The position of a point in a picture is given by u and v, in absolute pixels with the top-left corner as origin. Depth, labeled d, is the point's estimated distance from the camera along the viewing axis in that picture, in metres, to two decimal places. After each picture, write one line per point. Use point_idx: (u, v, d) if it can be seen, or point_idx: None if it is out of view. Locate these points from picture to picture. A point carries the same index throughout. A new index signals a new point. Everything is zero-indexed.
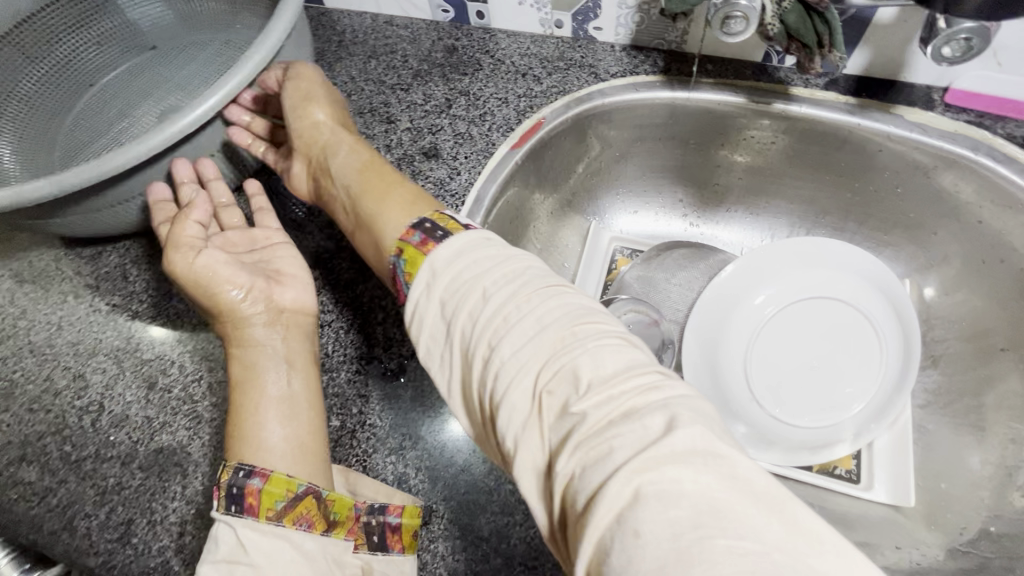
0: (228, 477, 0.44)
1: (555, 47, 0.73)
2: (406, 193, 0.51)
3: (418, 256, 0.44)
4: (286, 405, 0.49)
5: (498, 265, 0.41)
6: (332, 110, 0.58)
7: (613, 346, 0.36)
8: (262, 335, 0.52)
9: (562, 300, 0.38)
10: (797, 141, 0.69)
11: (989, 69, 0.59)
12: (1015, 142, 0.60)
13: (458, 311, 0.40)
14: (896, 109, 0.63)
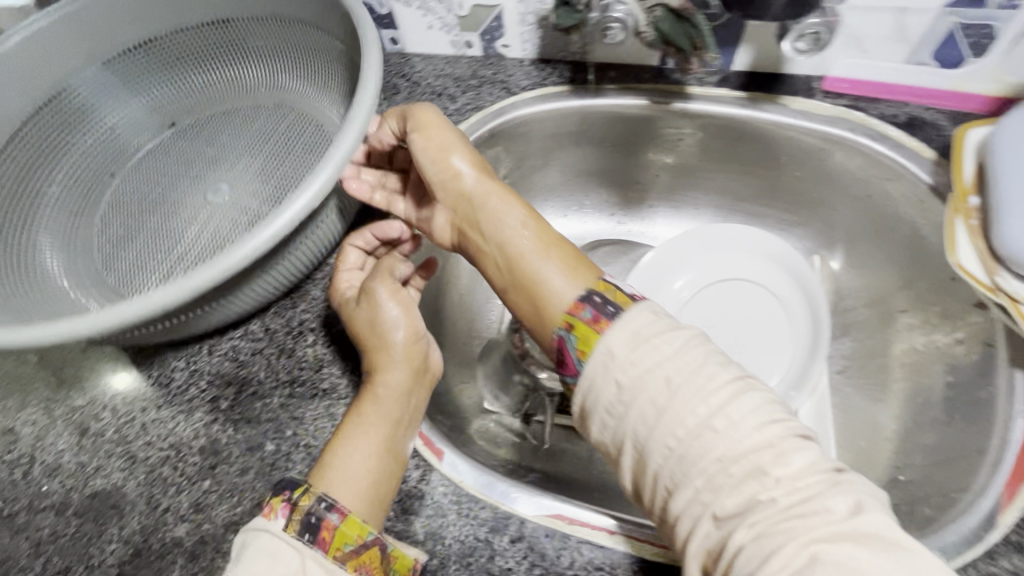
0: (309, 503, 0.43)
1: (467, 67, 0.77)
2: (569, 256, 0.48)
3: (592, 334, 0.42)
4: (376, 449, 0.48)
5: (679, 344, 0.40)
6: (470, 156, 0.54)
7: (801, 441, 0.36)
8: (399, 386, 0.51)
9: (750, 392, 0.38)
10: (704, 136, 0.74)
11: (859, 57, 0.64)
12: (887, 120, 0.65)
13: (634, 393, 0.39)
14: (780, 99, 0.68)
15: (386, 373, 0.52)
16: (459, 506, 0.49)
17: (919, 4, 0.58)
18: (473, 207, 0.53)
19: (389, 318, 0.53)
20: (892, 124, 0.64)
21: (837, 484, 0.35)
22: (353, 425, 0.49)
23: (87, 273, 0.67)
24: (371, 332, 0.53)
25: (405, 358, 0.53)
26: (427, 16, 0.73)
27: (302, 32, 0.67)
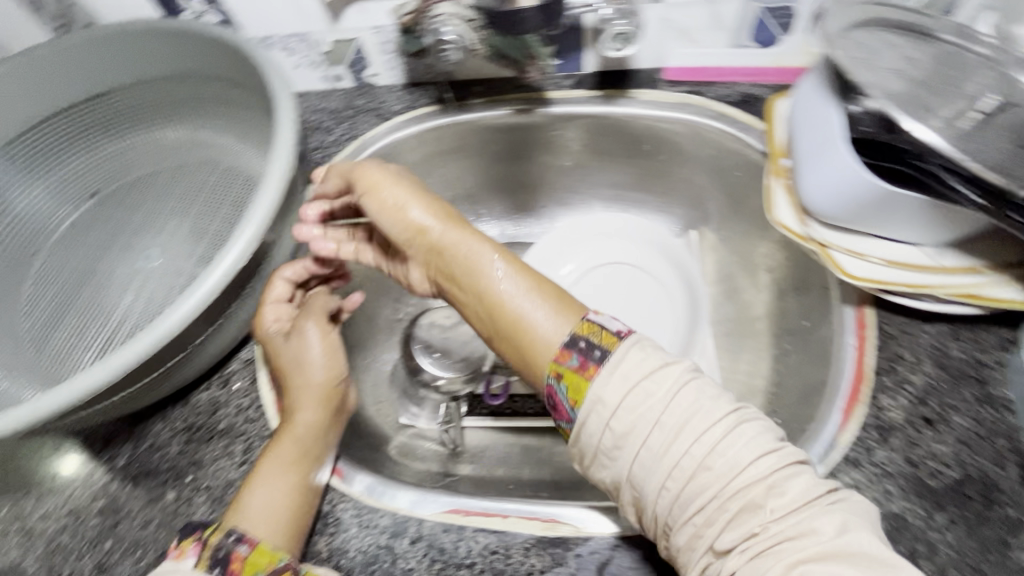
0: (218, 539, 0.44)
1: (341, 99, 0.80)
2: (551, 297, 0.47)
3: (581, 381, 0.42)
4: (287, 483, 0.49)
5: (675, 382, 0.40)
6: (431, 206, 0.53)
7: (797, 470, 0.38)
8: (315, 424, 0.53)
9: (744, 426, 0.39)
10: (572, 136, 0.79)
11: (689, 46, 0.71)
12: (723, 100, 0.71)
13: (629, 437, 0.40)
14: (629, 93, 0.74)
15: (302, 410, 0.53)
16: (359, 517, 0.51)
17: None
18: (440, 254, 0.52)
19: (311, 361, 0.55)
20: (726, 102, 0.71)
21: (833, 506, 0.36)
22: (268, 463, 0.50)
23: (21, 359, 0.63)
24: (291, 372, 0.55)
25: (322, 395, 0.54)
26: (292, 56, 0.76)
27: (218, 87, 0.70)
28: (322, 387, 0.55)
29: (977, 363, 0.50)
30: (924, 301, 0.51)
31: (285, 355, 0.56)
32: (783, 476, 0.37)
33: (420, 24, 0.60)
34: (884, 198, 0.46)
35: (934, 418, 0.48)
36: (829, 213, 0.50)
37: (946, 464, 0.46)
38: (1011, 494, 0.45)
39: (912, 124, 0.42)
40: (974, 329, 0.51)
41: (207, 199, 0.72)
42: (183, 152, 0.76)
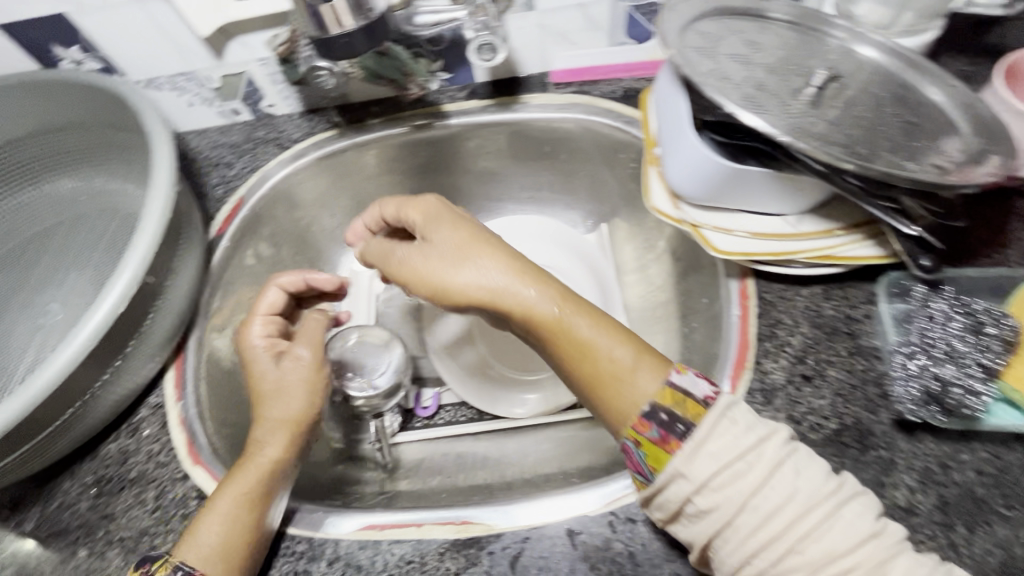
0: (165, 575, 0.45)
1: (241, 133, 0.79)
2: (629, 355, 0.44)
3: (664, 454, 0.40)
4: (238, 516, 0.48)
5: (773, 463, 0.38)
6: (505, 259, 0.47)
7: (895, 548, 0.36)
8: (277, 459, 0.52)
9: (843, 509, 0.37)
10: (473, 146, 0.81)
11: (570, 49, 0.74)
12: (609, 97, 0.75)
13: (715, 516, 0.38)
14: (522, 99, 0.76)
15: (266, 439, 0.53)
16: (277, 546, 0.50)
17: None
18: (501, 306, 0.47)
19: (286, 391, 0.56)
20: (611, 99, 0.74)
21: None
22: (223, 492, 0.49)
23: None
24: (267, 396, 0.56)
25: (292, 425, 0.55)
26: (183, 95, 0.75)
27: (103, 133, 0.69)
28: (287, 420, 0.54)
29: (847, 318, 0.53)
30: (795, 267, 0.54)
31: (262, 379, 0.57)
32: (878, 564, 0.36)
33: (297, 53, 0.61)
34: (733, 176, 0.49)
35: (812, 374, 0.51)
36: (691, 193, 0.53)
37: (825, 416, 0.49)
38: (883, 437, 0.48)
39: (734, 111, 0.43)
40: (842, 287, 0.55)
41: (105, 247, 0.71)
42: (78, 202, 0.75)
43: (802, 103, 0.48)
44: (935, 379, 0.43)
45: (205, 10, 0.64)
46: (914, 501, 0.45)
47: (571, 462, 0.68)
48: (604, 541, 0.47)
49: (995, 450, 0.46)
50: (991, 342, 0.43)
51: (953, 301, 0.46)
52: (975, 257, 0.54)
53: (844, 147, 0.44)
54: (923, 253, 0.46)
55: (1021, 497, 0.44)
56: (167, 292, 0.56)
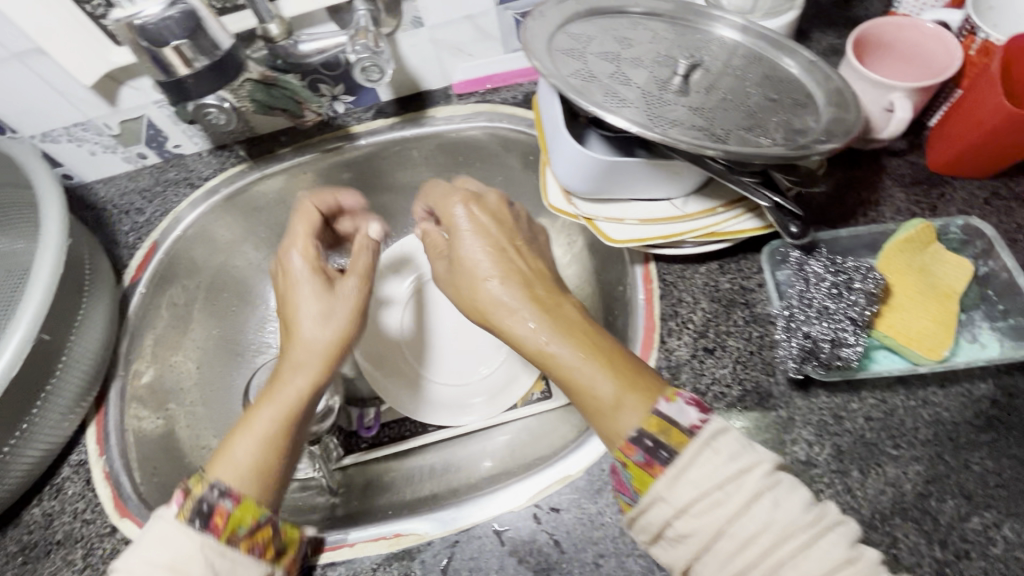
0: (201, 491, 0.44)
1: (151, 176, 0.78)
2: (613, 388, 0.43)
3: (648, 479, 0.40)
4: (272, 438, 0.48)
5: (753, 493, 0.37)
6: (508, 283, 0.51)
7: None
8: (307, 381, 0.50)
9: (819, 541, 0.36)
10: (388, 162, 0.81)
11: (467, 60, 0.75)
12: (510, 103, 0.77)
13: (692, 540, 0.37)
14: (428, 112, 0.78)
15: (305, 365, 0.51)
16: None
17: (478, 10, 0.69)
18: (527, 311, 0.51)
19: (324, 322, 0.52)
20: (512, 104, 0.76)
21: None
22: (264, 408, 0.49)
23: None
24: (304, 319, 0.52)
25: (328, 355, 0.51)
26: (83, 145, 0.73)
27: None
28: (321, 348, 0.51)
29: (742, 289, 0.56)
30: (687, 246, 0.56)
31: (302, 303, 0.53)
32: None
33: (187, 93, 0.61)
34: (608, 167, 0.52)
35: (714, 346, 0.54)
36: (577, 187, 0.55)
37: (727, 384, 0.51)
38: (781, 397, 0.50)
39: (590, 109, 0.46)
40: (735, 260, 0.57)
41: None
42: None
43: (669, 92, 0.51)
44: (808, 337, 0.47)
45: (89, 60, 0.62)
46: (812, 453, 0.48)
47: (516, 463, 0.69)
48: (530, 534, 0.48)
49: (882, 395, 0.49)
50: (857, 296, 0.47)
51: (828, 262, 0.49)
52: (852, 217, 0.58)
53: (702, 130, 0.47)
54: (792, 221, 0.49)
55: (907, 436, 0.47)
56: (73, 343, 0.58)
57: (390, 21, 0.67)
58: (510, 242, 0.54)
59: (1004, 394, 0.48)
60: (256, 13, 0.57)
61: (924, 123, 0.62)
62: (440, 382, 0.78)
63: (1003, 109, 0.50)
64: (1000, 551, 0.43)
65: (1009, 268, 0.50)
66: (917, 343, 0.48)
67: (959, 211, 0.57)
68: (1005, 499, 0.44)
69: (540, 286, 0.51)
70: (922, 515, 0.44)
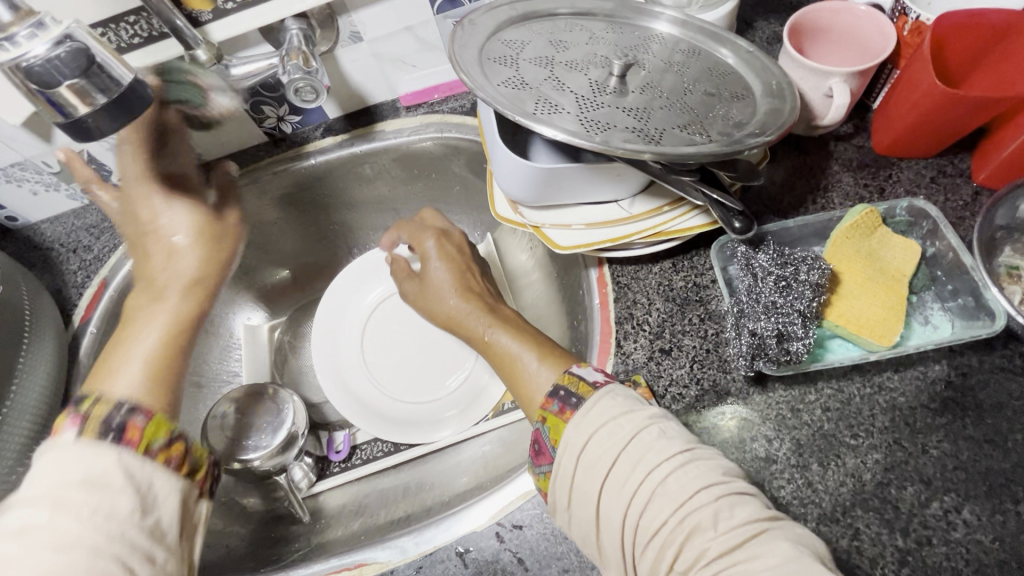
0: (104, 410, 0.39)
1: (98, 212, 0.74)
2: (534, 358, 0.51)
3: (561, 425, 0.44)
4: (152, 354, 0.47)
5: (637, 425, 0.41)
6: (459, 290, 0.61)
7: (737, 496, 0.37)
8: (160, 305, 0.51)
9: (693, 462, 0.39)
10: (341, 180, 0.80)
11: (412, 71, 0.74)
12: (460, 111, 0.75)
13: (588, 473, 0.40)
14: (378, 126, 0.76)
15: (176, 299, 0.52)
16: None
17: (417, 20, 0.66)
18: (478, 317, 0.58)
19: (174, 268, 0.55)
20: (462, 113, 0.75)
21: (767, 533, 0.36)
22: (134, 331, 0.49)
23: None
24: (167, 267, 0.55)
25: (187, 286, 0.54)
26: (24, 185, 0.69)
27: None
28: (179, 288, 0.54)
29: (696, 286, 0.55)
30: (636, 248, 0.56)
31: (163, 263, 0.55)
32: (724, 504, 0.37)
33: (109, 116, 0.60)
34: (549, 174, 0.51)
35: (670, 347, 0.53)
36: (521, 197, 0.55)
37: (684, 385, 0.51)
38: (739, 394, 0.49)
39: (521, 121, 0.44)
40: (687, 257, 0.57)
41: None
42: None
43: (605, 95, 0.50)
44: (754, 334, 0.47)
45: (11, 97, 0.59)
46: (772, 450, 0.47)
47: (489, 476, 0.67)
48: (493, 553, 0.48)
49: (838, 384, 0.49)
50: (803, 288, 0.47)
51: (774, 254, 0.49)
52: (801, 206, 0.58)
53: (637, 131, 0.47)
54: (735, 217, 0.49)
55: (865, 425, 0.47)
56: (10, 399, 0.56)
57: (326, 38, 0.65)
58: (467, 265, 0.65)
59: (958, 374, 0.48)
60: (180, 38, 0.54)
61: (869, 105, 0.62)
62: (406, 401, 0.77)
63: (936, 90, 0.50)
64: (960, 535, 0.43)
65: (954, 248, 0.50)
66: (868, 330, 0.47)
67: (906, 192, 0.57)
68: (963, 481, 0.44)
69: (482, 292, 0.62)
70: (882, 505, 0.44)
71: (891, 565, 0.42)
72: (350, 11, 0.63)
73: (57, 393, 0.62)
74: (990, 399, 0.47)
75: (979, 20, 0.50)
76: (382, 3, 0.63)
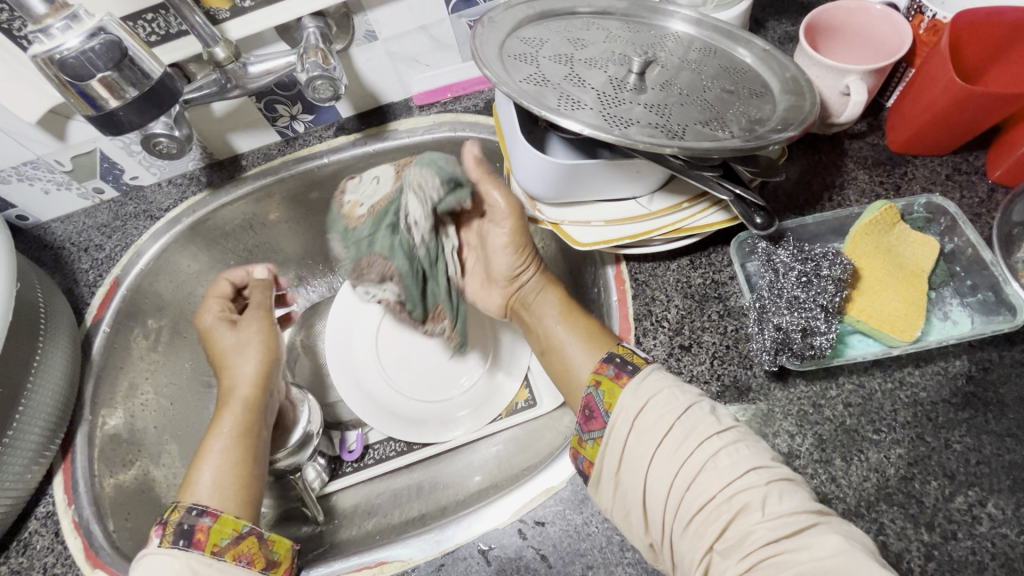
0: (179, 516, 0.46)
1: (109, 212, 0.74)
2: (586, 332, 0.52)
3: (616, 389, 0.44)
4: (229, 460, 0.53)
5: (691, 398, 0.42)
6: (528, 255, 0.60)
7: (786, 482, 0.38)
8: (235, 412, 0.58)
9: (743, 443, 0.39)
10: (354, 179, 0.79)
11: (425, 71, 0.73)
12: (473, 110, 0.75)
13: (648, 435, 0.41)
14: (391, 125, 0.76)
15: (238, 407, 0.58)
16: None
17: (432, 19, 0.67)
18: (523, 292, 0.61)
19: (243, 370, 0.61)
20: (474, 113, 0.75)
21: (818, 524, 0.35)
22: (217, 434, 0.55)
23: None
24: (231, 357, 0.63)
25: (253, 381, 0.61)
26: (35, 183, 0.68)
27: None
28: (252, 384, 0.60)
29: (715, 283, 0.55)
30: (655, 244, 0.56)
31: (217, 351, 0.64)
32: (776, 486, 0.37)
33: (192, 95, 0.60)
34: (570, 169, 0.51)
35: (690, 343, 0.53)
36: (541, 193, 0.55)
37: (705, 381, 0.51)
38: (760, 390, 0.50)
39: (543, 113, 0.45)
40: (706, 254, 0.57)
41: None
42: None
43: (625, 91, 0.50)
44: (779, 328, 0.47)
45: (27, 96, 0.57)
46: (794, 445, 0.47)
47: (504, 476, 0.66)
48: (516, 551, 0.48)
49: (859, 379, 0.49)
50: (826, 283, 0.47)
51: (795, 250, 0.50)
52: (817, 203, 0.58)
53: (659, 126, 0.47)
54: (756, 213, 0.49)
55: (887, 420, 0.47)
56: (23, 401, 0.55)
57: (341, 37, 0.65)
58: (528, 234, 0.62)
59: (979, 369, 0.48)
60: (199, 37, 0.54)
61: (882, 104, 0.62)
62: (418, 400, 0.76)
63: (952, 87, 0.50)
64: (985, 530, 0.43)
65: (973, 244, 0.50)
66: (890, 326, 0.47)
67: (922, 189, 0.57)
68: (987, 475, 0.44)
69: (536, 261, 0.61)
70: (907, 499, 0.44)
71: (917, 560, 0.42)
72: (367, 10, 0.63)
73: (71, 392, 0.62)
74: (1011, 393, 0.47)
75: (994, 20, 0.51)
76: (397, 3, 0.63)
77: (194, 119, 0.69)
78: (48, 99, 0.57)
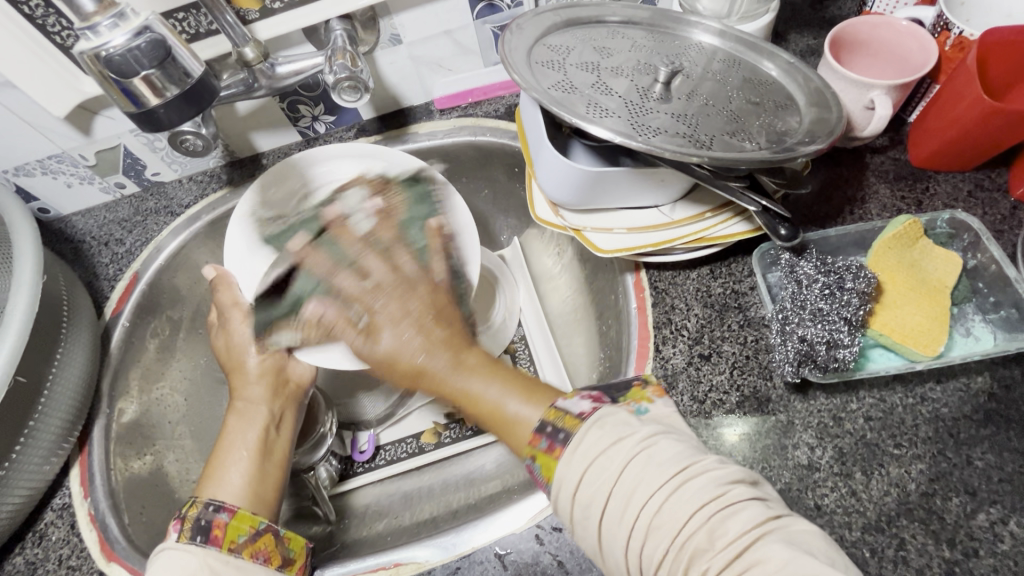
0: (197, 512, 0.47)
1: (130, 207, 0.74)
2: (523, 403, 0.44)
3: (551, 462, 0.39)
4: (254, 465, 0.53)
5: (625, 454, 0.37)
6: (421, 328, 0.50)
7: (737, 508, 0.34)
8: (241, 413, 0.56)
9: (685, 485, 0.35)
10: None
11: (447, 75, 0.74)
12: (493, 115, 0.75)
13: (593, 504, 0.37)
14: (413, 128, 0.76)
15: (250, 401, 0.57)
16: None
17: (457, 25, 0.67)
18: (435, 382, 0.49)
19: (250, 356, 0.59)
20: (495, 118, 0.75)
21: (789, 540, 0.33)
22: (232, 430, 0.55)
23: None
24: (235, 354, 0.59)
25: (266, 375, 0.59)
26: (59, 177, 0.69)
27: None
28: (259, 378, 0.58)
29: (735, 293, 0.55)
30: (677, 253, 0.56)
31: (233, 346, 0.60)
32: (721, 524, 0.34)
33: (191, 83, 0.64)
34: (596, 176, 0.51)
35: (709, 352, 0.53)
36: (564, 200, 0.56)
37: (725, 391, 0.51)
38: (779, 401, 0.49)
39: (572, 119, 0.45)
40: (727, 263, 0.57)
41: None
42: None
43: (651, 100, 0.51)
44: (803, 340, 0.47)
45: (57, 90, 0.57)
46: (814, 458, 0.47)
47: (516, 480, 0.66)
48: (533, 556, 0.48)
49: (879, 394, 0.49)
50: (850, 296, 0.47)
51: (818, 262, 0.50)
52: (839, 215, 0.58)
53: (686, 137, 0.48)
54: (781, 224, 0.50)
55: (908, 435, 0.47)
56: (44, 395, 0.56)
57: (367, 39, 0.66)
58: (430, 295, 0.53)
59: (1001, 386, 0.48)
60: (230, 36, 0.55)
61: (904, 119, 0.62)
62: None
63: (978, 103, 0.50)
64: (1007, 548, 0.42)
65: (997, 260, 0.50)
66: (913, 340, 0.47)
67: (945, 205, 0.57)
68: (1009, 492, 0.44)
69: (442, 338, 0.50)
70: (928, 515, 0.44)
71: None
72: (393, 14, 0.64)
73: (90, 384, 0.62)
74: None
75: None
76: (424, 7, 0.64)
77: (219, 117, 0.70)
78: (78, 95, 0.58)
